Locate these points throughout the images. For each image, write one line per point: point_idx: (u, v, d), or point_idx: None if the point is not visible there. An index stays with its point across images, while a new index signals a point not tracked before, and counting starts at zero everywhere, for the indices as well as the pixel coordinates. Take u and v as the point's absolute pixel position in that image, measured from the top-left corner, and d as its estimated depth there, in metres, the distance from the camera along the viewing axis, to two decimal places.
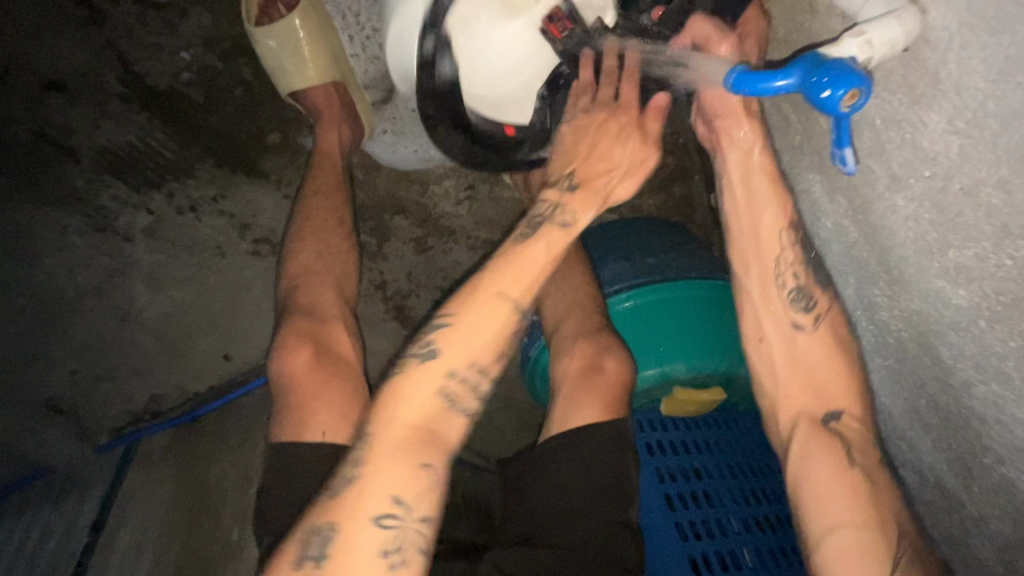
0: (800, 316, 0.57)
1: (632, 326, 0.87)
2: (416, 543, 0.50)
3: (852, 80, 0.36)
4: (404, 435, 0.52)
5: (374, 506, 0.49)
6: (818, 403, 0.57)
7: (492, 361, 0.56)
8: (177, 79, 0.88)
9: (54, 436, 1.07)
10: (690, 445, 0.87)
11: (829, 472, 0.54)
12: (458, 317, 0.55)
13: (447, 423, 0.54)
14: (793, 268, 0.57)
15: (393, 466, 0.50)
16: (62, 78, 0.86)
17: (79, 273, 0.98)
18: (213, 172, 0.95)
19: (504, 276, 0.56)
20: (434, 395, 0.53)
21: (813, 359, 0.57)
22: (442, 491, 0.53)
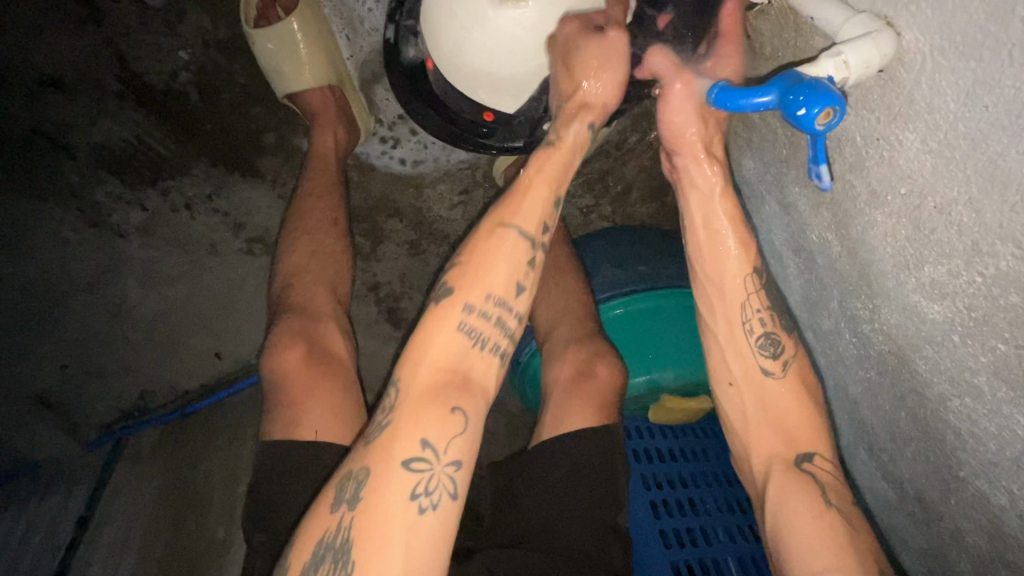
0: (768, 362, 0.59)
1: (621, 332, 0.89)
2: (448, 486, 0.49)
3: (828, 98, 0.37)
4: (430, 378, 0.52)
5: (404, 448, 0.49)
6: (789, 444, 0.58)
7: (512, 294, 0.56)
8: (175, 79, 0.86)
9: (45, 432, 1.08)
10: (677, 453, 0.88)
11: (810, 513, 0.54)
12: (473, 256, 0.56)
13: (474, 365, 0.54)
14: (759, 315, 0.59)
15: (421, 408, 0.50)
16: (61, 75, 0.82)
17: (72, 266, 0.98)
18: (209, 171, 0.95)
19: (515, 207, 0.58)
20: (458, 330, 0.53)
21: (782, 405, 0.59)
22: (475, 435, 0.52)
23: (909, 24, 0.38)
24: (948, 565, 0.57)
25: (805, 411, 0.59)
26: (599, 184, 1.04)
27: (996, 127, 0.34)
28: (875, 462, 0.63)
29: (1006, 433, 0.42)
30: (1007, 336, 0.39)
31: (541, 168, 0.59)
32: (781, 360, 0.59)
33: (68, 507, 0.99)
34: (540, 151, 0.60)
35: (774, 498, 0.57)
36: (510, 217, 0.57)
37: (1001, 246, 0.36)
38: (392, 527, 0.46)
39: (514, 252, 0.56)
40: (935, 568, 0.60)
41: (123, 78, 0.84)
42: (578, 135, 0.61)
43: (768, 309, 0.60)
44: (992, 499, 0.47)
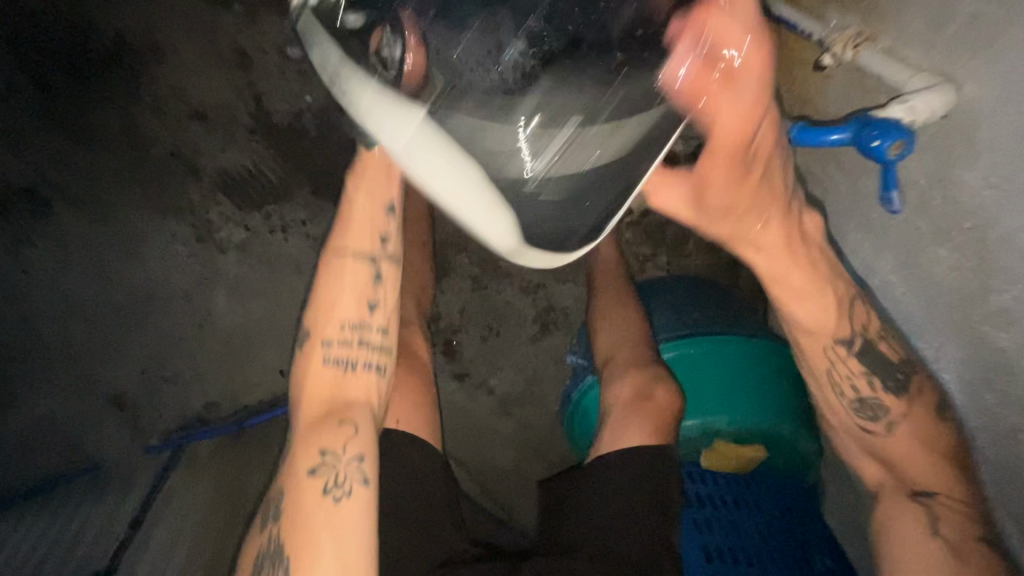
0: (869, 421, 0.61)
1: (681, 375, 0.91)
2: (355, 475, 0.58)
3: (898, 133, 0.44)
4: (312, 405, 0.63)
5: (305, 462, 0.59)
6: (900, 479, 0.60)
7: (365, 316, 0.67)
8: (296, 117, 1.02)
9: (114, 432, 1.14)
10: (727, 500, 0.87)
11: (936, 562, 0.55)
12: (325, 299, 0.68)
13: (349, 384, 0.65)
14: (852, 378, 0.61)
15: (312, 434, 0.61)
16: (206, 110, 1.03)
17: (175, 277, 1.11)
18: (308, 200, 1.06)
19: (345, 239, 0.68)
20: (322, 366, 0.65)
21: (897, 450, 0.60)
22: (368, 437, 0.61)
23: (969, 77, 0.46)
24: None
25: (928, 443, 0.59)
26: (657, 235, 1.10)
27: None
28: None
29: None
30: None
31: (366, 188, 0.68)
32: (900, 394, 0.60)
33: (126, 504, 1.00)
34: (353, 181, 0.68)
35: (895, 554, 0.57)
36: (339, 249, 0.68)
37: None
38: (315, 533, 0.54)
39: (355, 276, 0.67)
40: None
41: (256, 115, 1.02)
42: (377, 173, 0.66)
43: (866, 373, 0.61)
44: None
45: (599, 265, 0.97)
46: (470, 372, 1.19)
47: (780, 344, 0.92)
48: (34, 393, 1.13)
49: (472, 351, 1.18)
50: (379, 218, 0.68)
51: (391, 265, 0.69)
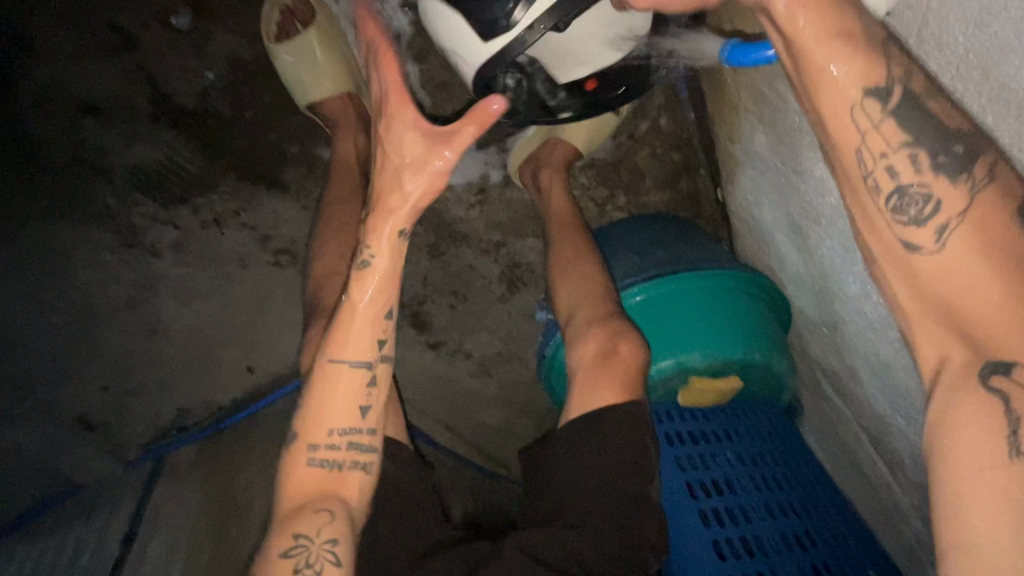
0: (915, 235, 0.41)
1: (648, 317, 0.88)
2: (327, 557, 0.58)
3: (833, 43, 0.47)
4: (292, 501, 0.63)
5: (280, 546, 0.59)
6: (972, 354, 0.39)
7: (356, 419, 0.65)
8: (202, 98, 0.94)
9: (87, 453, 1.06)
10: (709, 434, 0.87)
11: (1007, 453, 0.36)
12: (312, 399, 0.65)
13: (340, 484, 0.64)
14: (883, 163, 0.42)
15: (287, 521, 0.61)
16: (98, 102, 0.93)
17: (111, 288, 1.02)
18: (236, 186, 0.98)
19: (342, 347, 0.64)
20: (308, 466, 0.64)
21: (963, 285, 0.38)
22: (348, 523, 0.62)
23: None
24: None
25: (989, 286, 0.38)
26: (613, 175, 1.06)
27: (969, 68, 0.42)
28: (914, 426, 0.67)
29: None
30: None
31: (370, 294, 0.64)
32: (932, 225, 0.40)
33: (116, 519, 0.95)
34: (354, 275, 0.65)
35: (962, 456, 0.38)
36: (336, 355, 0.64)
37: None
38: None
39: (347, 382, 0.64)
40: None
41: (154, 100, 0.93)
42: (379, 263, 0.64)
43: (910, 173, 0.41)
44: None
45: (553, 218, 0.94)
46: (444, 341, 1.15)
47: (743, 272, 0.89)
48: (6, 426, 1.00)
49: (443, 320, 1.14)
50: (377, 324, 0.65)
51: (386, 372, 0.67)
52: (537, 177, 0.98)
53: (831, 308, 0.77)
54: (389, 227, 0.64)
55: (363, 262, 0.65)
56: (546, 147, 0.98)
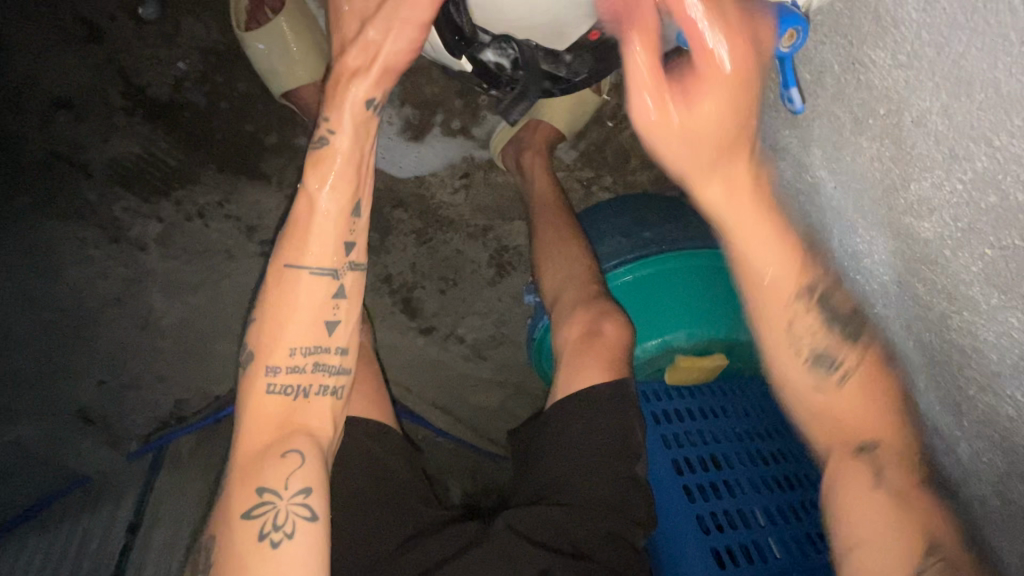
0: (823, 377, 0.50)
1: (634, 297, 0.88)
2: (300, 511, 0.54)
3: (791, 21, 0.42)
4: (254, 440, 0.57)
5: (244, 500, 0.54)
6: (847, 434, 0.50)
7: (321, 335, 0.60)
8: (176, 89, 0.92)
9: (89, 445, 1.07)
10: (695, 412, 0.88)
11: (840, 435, 0.50)
12: (273, 311, 0.60)
13: (307, 414, 0.59)
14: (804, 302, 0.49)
15: (250, 464, 0.56)
16: (69, 95, 0.91)
17: (99, 284, 1.02)
18: (218, 178, 0.98)
19: (303, 252, 0.60)
20: (269, 394, 0.58)
21: (847, 411, 0.50)
22: (317, 464, 0.56)
23: None
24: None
25: (797, 314, 0.50)
26: (597, 156, 1.05)
27: (956, 26, 0.35)
28: None
29: (1016, 335, 0.39)
30: (992, 240, 0.38)
31: (331, 187, 0.60)
32: (838, 373, 0.50)
33: (120, 513, 0.99)
34: (309, 160, 0.60)
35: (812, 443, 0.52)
36: (296, 260, 0.59)
37: (1001, 173, 0.35)
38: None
39: (311, 290, 0.60)
40: None
41: (127, 92, 0.91)
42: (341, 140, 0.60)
43: (822, 328, 0.50)
44: (1004, 402, 0.44)
45: (536, 201, 0.93)
46: (436, 326, 1.16)
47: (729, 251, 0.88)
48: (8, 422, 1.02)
49: (433, 305, 1.14)
50: (344, 223, 0.61)
51: (354, 280, 0.62)
52: (519, 159, 0.97)
53: None
54: (357, 96, 0.61)
55: (321, 144, 0.61)
56: (528, 128, 0.97)
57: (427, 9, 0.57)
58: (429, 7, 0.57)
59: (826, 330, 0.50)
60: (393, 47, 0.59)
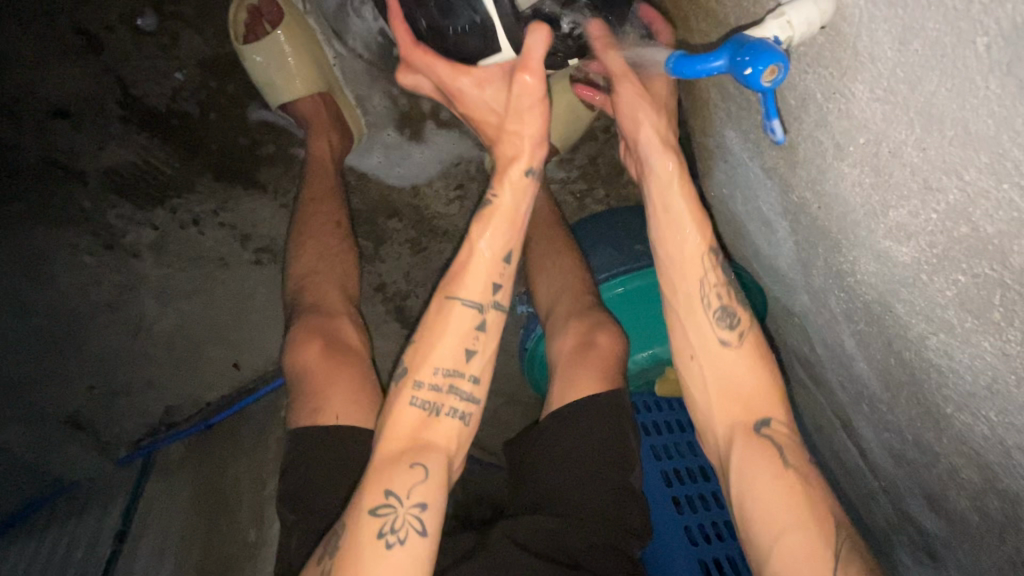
0: (725, 333, 0.59)
1: (626, 308, 0.88)
2: (415, 523, 0.54)
3: (771, 56, 0.41)
4: (388, 445, 0.57)
5: (370, 498, 0.54)
6: (747, 412, 0.58)
7: (460, 363, 0.60)
8: (173, 99, 0.92)
9: (78, 450, 1.08)
10: (685, 423, 0.89)
11: (745, 411, 0.58)
12: (425, 333, 0.60)
13: (435, 432, 0.59)
14: (716, 289, 0.59)
15: (385, 467, 0.56)
16: (66, 104, 0.90)
17: (91, 289, 1.02)
18: (213, 187, 0.98)
19: (461, 281, 0.60)
20: (409, 407, 0.58)
21: (740, 374, 0.58)
22: (440, 480, 0.57)
23: None
24: (938, 502, 0.57)
25: (704, 280, 0.59)
26: (591, 169, 1.07)
27: (927, 68, 0.36)
28: (862, 422, 0.67)
29: (987, 358, 0.41)
30: (964, 267, 0.39)
31: (490, 234, 0.60)
32: (736, 332, 0.59)
33: (106, 523, 0.96)
34: (479, 214, 0.61)
35: (715, 423, 0.59)
36: (452, 291, 0.60)
37: (972, 206, 0.36)
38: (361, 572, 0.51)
39: (459, 320, 0.59)
40: (945, 519, 0.58)
41: (124, 102, 0.91)
42: (504, 198, 0.61)
43: (724, 283, 0.60)
44: (979, 421, 0.45)
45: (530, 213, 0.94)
46: None
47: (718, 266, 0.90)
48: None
49: None
50: (497, 265, 0.61)
51: (497, 319, 0.61)
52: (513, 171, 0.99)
53: (803, 300, 0.68)
54: (518, 167, 0.61)
55: (484, 201, 0.62)
56: None
57: (537, 87, 0.57)
58: (540, 83, 0.57)
59: (728, 293, 0.60)
60: (530, 133, 0.60)
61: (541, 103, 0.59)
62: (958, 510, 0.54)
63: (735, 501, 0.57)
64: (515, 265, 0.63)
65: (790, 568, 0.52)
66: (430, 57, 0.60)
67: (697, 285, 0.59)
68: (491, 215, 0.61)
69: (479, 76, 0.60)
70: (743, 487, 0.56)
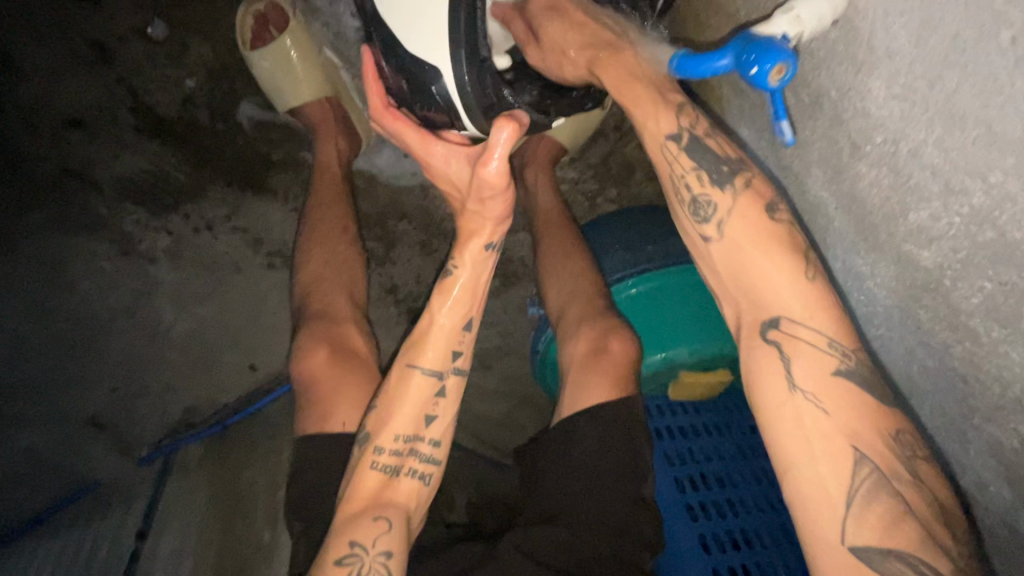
0: (705, 222, 0.52)
1: (638, 311, 0.87)
2: (380, 572, 0.56)
3: (778, 55, 0.39)
4: (351, 503, 0.59)
5: (334, 549, 0.56)
6: (755, 308, 0.51)
7: (420, 427, 0.62)
8: (183, 107, 0.95)
9: (98, 452, 1.08)
10: (700, 428, 0.87)
11: (749, 308, 0.51)
12: (386, 401, 0.63)
13: (397, 491, 0.61)
14: (688, 177, 0.53)
15: (347, 523, 0.58)
16: (81, 114, 0.94)
17: (111, 294, 1.04)
18: (225, 192, 1.00)
19: (421, 350, 0.63)
20: (371, 469, 0.60)
21: (735, 263, 0.51)
22: (402, 537, 0.58)
23: None
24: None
25: (675, 171, 0.54)
26: (602, 169, 1.05)
27: (948, 63, 0.34)
28: None
29: (1016, 370, 0.38)
30: (990, 274, 0.37)
31: (450, 305, 0.62)
32: (718, 218, 0.52)
33: (128, 523, 0.97)
34: (437, 285, 0.62)
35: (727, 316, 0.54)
36: (413, 360, 0.63)
37: (998, 208, 0.34)
38: None
39: (418, 389, 0.62)
40: None
41: (136, 110, 0.94)
42: (460, 275, 0.61)
43: (705, 161, 0.53)
44: (1008, 434, 0.43)
45: (539, 215, 0.93)
46: None
47: None
48: (17, 428, 1.04)
49: None
50: (455, 337, 0.63)
51: (457, 388, 0.64)
52: (521, 173, 0.98)
53: None
54: (477, 242, 0.61)
55: (444, 271, 0.63)
56: (531, 143, 0.98)
57: (499, 181, 0.54)
58: (502, 178, 0.54)
59: (703, 175, 0.53)
60: (491, 217, 0.59)
61: (503, 193, 0.56)
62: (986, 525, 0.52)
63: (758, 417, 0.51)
64: (475, 332, 0.65)
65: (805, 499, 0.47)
66: (399, 124, 0.60)
67: (669, 181, 0.55)
68: (444, 288, 0.62)
69: (445, 149, 0.60)
70: (754, 393, 0.51)
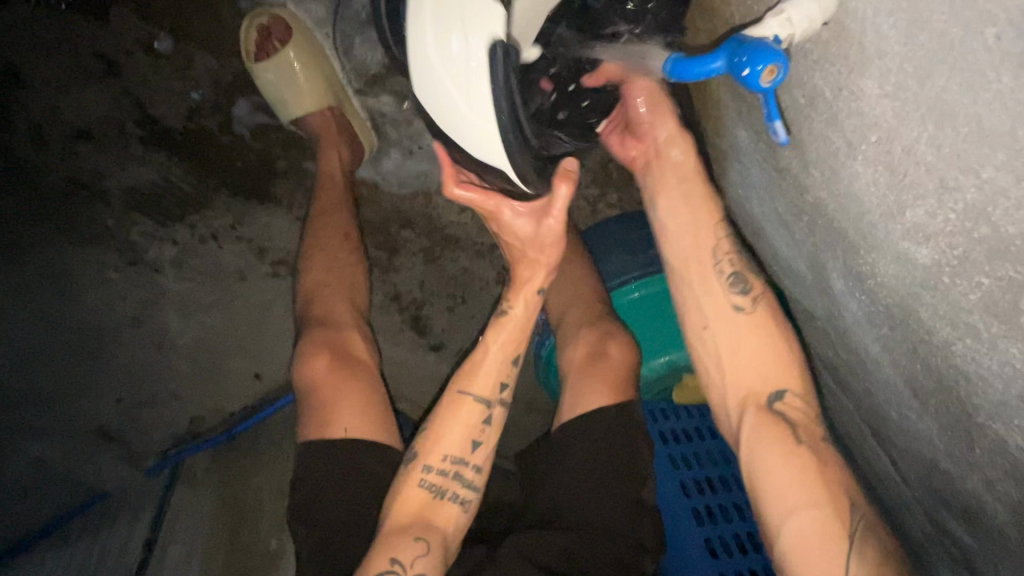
0: (737, 296, 0.60)
1: (639, 315, 0.87)
2: None
3: (769, 56, 0.40)
4: (393, 521, 0.60)
5: (376, 565, 0.57)
6: (763, 383, 0.59)
7: (467, 451, 0.64)
8: (190, 118, 0.96)
9: (105, 463, 1.11)
10: (704, 431, 0.86)
11: (758, 383, 0.59)
12: (435, 422, 0.65)
13: (437, 512, 0.62)
14: (727, 256, 0.62)
15: (389, 540, 0.58)
16: (89, 125, 0.95)
17: (116, 305, 1.05)
18: (229, 203, 1.01)
19: (473, 377, 0.66)
20: (416, 491, 0.62)
21: (752, 341, 0.59)
22: (437, 558, 0.59)
23: None
24: (972, 513, 0.54)
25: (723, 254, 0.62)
26: (603, 173, 1.05)
27: (935, 61, 0.35)
28: (895, 432, 0.64)
29: (1017, 365, 0.38)
30: (987, 270, 0.37)
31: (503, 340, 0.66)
32: (749, 295, 0.61)
33: (136, 531, 0.97)
34: (492, 319, 0.67)
35: (727, 399, 0.61)
36: (466, 386, 0.65)
37: (992, 205, 0.34)
38: None
39: (469, 414, 0.64)
40: (987, 536, 0.54)
41: (142, 122, 0.96)
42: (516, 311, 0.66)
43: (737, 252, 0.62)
44: (1012, 431, 0.43)
45: None
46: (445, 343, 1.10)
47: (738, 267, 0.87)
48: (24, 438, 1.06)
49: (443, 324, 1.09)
50: (507, 364, 0.66)
51: (502, 416, 0.66)
52: None
53: (823, 303, 0.66)
54: (535, 282, 0.66)
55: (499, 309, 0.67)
56: None
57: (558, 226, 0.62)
58: (561, 227, 0.62)
59: (743, 262, 0.62)
60: (548, 262, 0.65)
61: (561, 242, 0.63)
62: (996, 524, 0.51)
63: (748, 479, 0.58)
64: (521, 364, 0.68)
65: (801, 549, 0.53)
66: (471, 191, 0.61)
67: (709, 250, 0.62)
68: (501, 322, 0.66)
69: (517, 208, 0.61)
70: (756, 475, 0.57)
